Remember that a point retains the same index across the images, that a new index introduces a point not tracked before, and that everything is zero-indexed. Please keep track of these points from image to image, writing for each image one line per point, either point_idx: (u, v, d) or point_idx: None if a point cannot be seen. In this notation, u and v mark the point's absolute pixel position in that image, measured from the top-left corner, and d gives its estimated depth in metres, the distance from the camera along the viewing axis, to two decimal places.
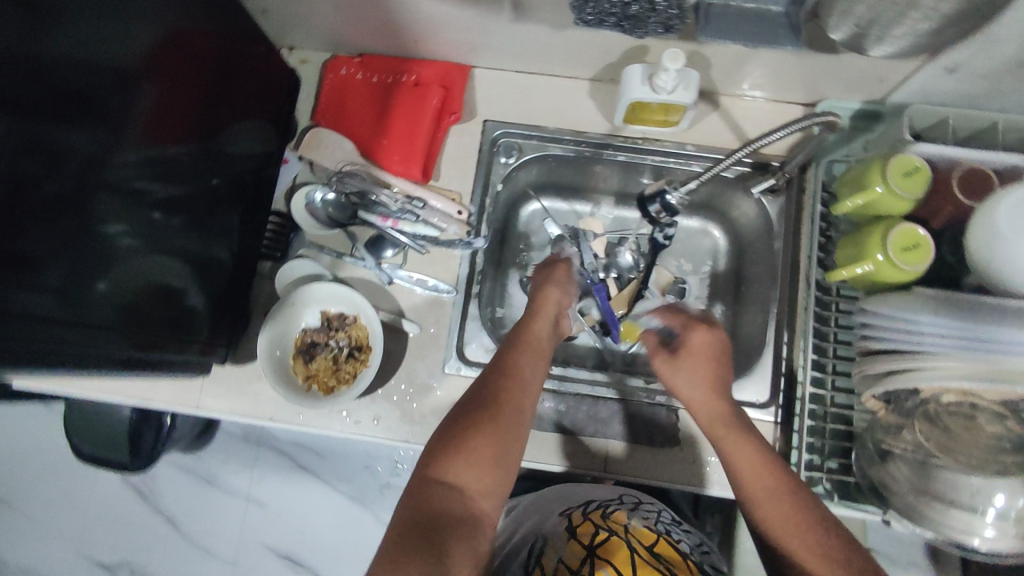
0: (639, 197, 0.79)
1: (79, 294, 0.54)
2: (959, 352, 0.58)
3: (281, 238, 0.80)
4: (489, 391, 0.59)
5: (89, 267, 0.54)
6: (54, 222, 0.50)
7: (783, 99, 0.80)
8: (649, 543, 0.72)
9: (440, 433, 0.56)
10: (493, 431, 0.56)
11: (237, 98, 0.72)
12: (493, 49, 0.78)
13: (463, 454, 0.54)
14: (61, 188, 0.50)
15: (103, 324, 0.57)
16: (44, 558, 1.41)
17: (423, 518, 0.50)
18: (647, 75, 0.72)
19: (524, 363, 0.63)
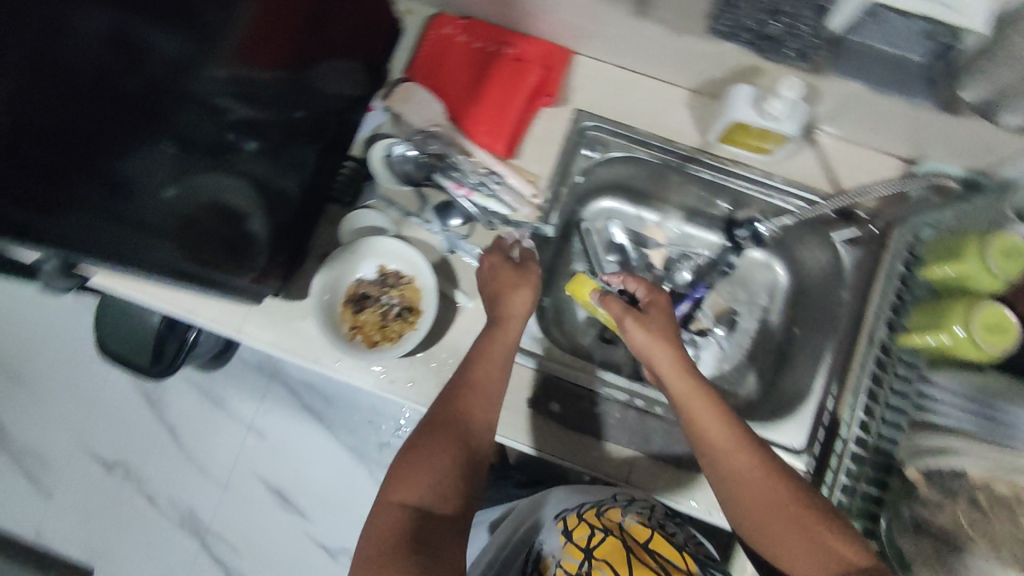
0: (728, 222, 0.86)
1: (146, 198, 0.53)
2: (981, 439, 0.61)
3: (355, 184, 0.79)
4: (449, 406, 0.62)
5: (159, 174, 0.53)
6: (126, 123, 0.48)
7: (882, 150, 0.78)
8: (643, 539, 0.72)
9: (402, 460, 0.59)
10: (455, 447, 0.59)
11: (336, 33, 0.70)
12: (602, 40, 0.76)
13: (426, 473, 0.57)
14: (136, 88, 0.48)
15: (155, 230, 0.55)
16: (44, 440, 1.43)
17: (398, 537, 0.52)
18: (755, 99, 0.70)
19: (478, 363, 0.65)
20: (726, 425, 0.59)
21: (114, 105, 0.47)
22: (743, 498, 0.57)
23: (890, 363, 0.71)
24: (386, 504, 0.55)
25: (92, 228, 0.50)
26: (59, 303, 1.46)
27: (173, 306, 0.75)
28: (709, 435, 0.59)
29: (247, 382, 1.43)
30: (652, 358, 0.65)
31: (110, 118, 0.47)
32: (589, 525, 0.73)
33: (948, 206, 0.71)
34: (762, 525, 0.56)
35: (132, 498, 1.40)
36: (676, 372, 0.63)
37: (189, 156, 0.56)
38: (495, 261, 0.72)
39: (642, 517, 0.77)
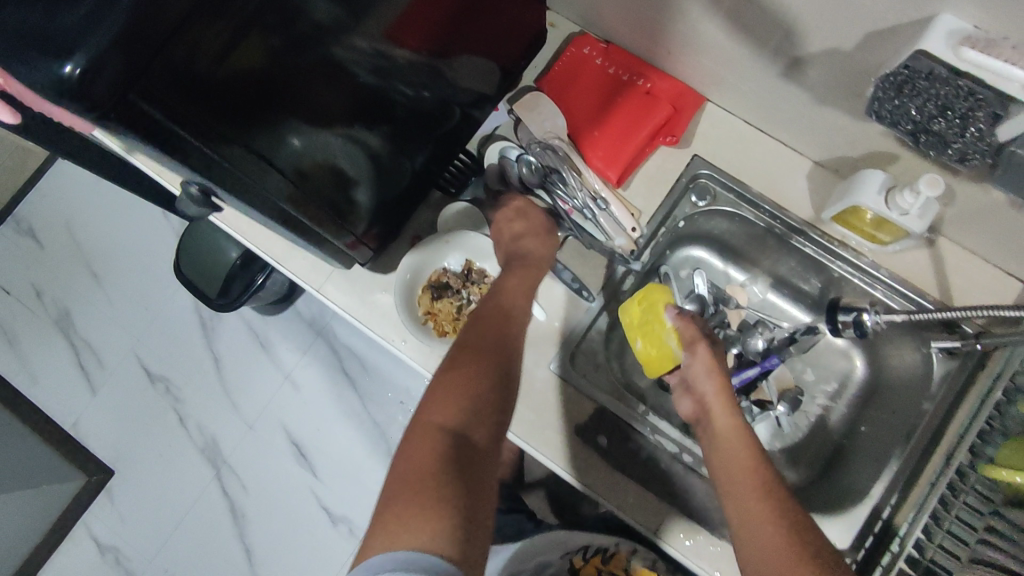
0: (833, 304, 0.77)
1: (274, 145, 0.54)
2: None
3: (462, 176, 0.82)
4: (473, 340, 0.64)
5: (286, 125, 0.54)
6: (268, 76, 0.49)
7: (1004, 269, 0.74)
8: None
9: (432, 392, 0.59)
10: (480, 377, 0.60)
11: (483, 33, 0.72)
12: (737, 92, 0.75)
13: (457, 399, 0.58)
14: (284, 45, 0.48)
15: (279, 175, 0.57)
16: (101, 339, 1.51)
17: (437, 455, 0.53)
18: (886, 186, 0.67)
19: (502, 304, 0.69)
20: (743, 447, 0.64)
21: (262, 55, 0.47)
22: (745, 516, 0.59)
23: (961, 490, 0.65)
24: (422, 428, 0.56)
25: (229, 164, 0.51)
26: (149, 217, 1.55)
27: (265, 250, 0.81)
28: (727, 459, 0.64)
29: (296, 334, 1.47)
30: (703, 385, 0.70)
31: (255, 68, 0.47)
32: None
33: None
34: (755, 538, 0.57)
35: (164, 415, 1.46)
36: (721, 402, 0.68)
37: (311, 115, 0.56)
38: (514, 214, 0.77)
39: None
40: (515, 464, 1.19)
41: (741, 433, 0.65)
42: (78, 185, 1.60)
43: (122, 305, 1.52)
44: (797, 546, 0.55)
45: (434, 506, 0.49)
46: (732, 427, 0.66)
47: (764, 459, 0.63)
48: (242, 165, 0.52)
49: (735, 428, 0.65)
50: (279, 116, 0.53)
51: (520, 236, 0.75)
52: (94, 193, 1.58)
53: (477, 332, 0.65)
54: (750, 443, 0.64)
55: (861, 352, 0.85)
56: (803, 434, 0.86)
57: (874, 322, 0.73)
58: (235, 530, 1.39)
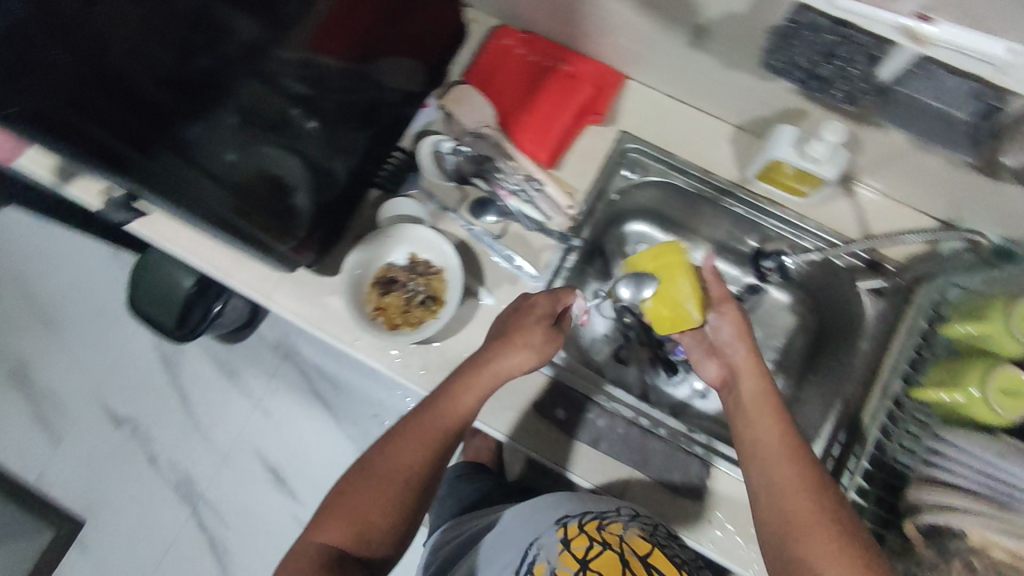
0: (755, 252, 0.85)
1: (210, 156, 0.58)
2: (987, 498, 0.59)
3: (399, 174, 0.82)
4: (391, 453, 0.63)
5: (224, 138, 0.58)
6: (200, 93, 0.54)
7: (918, 209, 0.78)
8: (642, 552, 0.59)
9: (341, 491, 0.62)
10: (380, 495, 0.60)
11: (406, 33, 0.74)
12: (654, 66, 0.79)
13: (349, 517, 0.59)
14: (213, 62, 0.53)
15: (224, 185, 0.61)
16: (61, 386, 1.47)
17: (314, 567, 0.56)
18: (798, 139, 0.71)
19: (436, 415, 0.64)
20: (780, 421, 0.63)
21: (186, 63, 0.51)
22: (784, 490, 0.58)
23: (902, 419, 0.69)
24: (308, 541, 0.59)
25: (155, 167, 0.54)
26: (100, 258, 1.53)
27: (211, 265, 0.80)
28: (759, 430, 0.63)
29: (261, 359, 1.46)
30: (735, 351, 0.70)
31: (189, 82, 0.52)
32: (589, 537, 0.61)
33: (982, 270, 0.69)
34: (791, 514, 0.56)
35: (133, 456, 1.43)
36: (750, 368, 0.67)
37: (252, 127, 0.61)
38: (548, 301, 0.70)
39: (644, 529, 0.63)
40: (492, 460, 1.19)
41: (769, 395, 0.65)
42: (25, 233, 1.57)
43: (79, 349, 1.49)
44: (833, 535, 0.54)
45: None
46: (764, 398, 0.65)
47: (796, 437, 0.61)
48: (172, 169, 0.56)
49: (762, 389, 0.65)
50: (217, 126, 0.57)
51: (506, 336, 0.68)
52: (41, 240, 1.55)
53: (406, 424, 0.65)
54: (783, 417, 0.63)
55: (803, 305, 0.89)
56: None
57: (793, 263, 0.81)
58: (217, 565, 1.36)
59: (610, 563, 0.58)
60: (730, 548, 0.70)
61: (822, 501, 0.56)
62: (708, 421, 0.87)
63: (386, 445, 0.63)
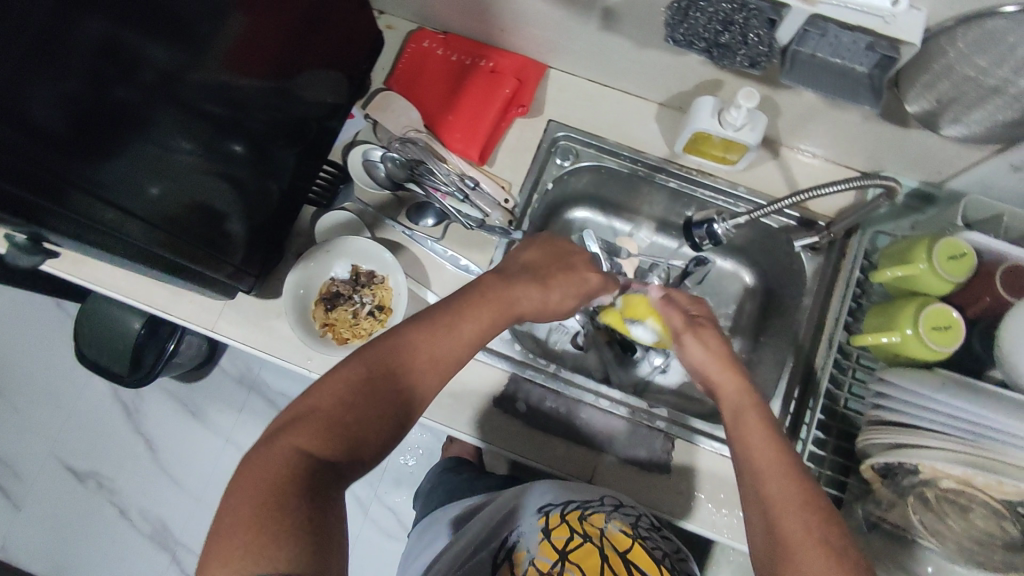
0: (685, 221, 0.75)
1: (133, 190, 0.55)
2: (961, 441, 0.58)
3: (331, 188, 0.83)
4: (397, 357, 0.53)
5: (146, 171, 0.56)
6: (119, 127, 0.51)
7: (841, 163, 0.81)
8: (622, 547, 0.58)
9: (322, 392, 0.50)
10: (375, 405, 0.50)
11: (323, 45, 0.73)
12: (573, 53, 0.80)
13: (333, 423, 0.48)
14: (129, 94, 0.51)
15: (149, 220, 0.58)
16: (16, 450, 1.41)
17: (287, 479, 0.44)
18: (718, 109, 0.72)
19: (455, 330, 0.57)
20: (773, 439, 0.55)
21: (97, 98, 0.49)
22: (779, 512, 0.50)
23: (849, 367, 0.72)
24: (276, 444, 0.46)
25: (72, 212, 0.51)
26: (43, 312, 1.47)
27: (148, 301, 0.79)
28: (751, 445, 0.55)
29: (224, 395, 1.40)
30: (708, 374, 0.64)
31: (106, 116, 0.50)
32: (570, 527, 0.59)
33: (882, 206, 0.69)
34: (783, 534, 0.49)
35: (103, 510, 1.38)
36: (726, 373, 0.62)
37: (181, 156, 0.59)
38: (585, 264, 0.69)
39: (626, 524, 0.62)
40: None
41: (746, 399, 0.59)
42: None
43: (31, 409, 1.42)
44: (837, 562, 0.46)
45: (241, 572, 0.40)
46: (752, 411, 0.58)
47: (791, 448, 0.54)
48: (88, 210, 0.52)
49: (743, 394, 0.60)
50: (139, 160, 0.54)
51: (539, 270, 0.66)
52: None
53: (414, 330, 0.55)
54: (776, 433, 0.56)
55: (748, 270, 0.91)
56: None
57: (724, 230, 0.72)
58: None
59: (590, 556, 0.56)
60: (703, 515, 0.72)
61: (822, 523, 0.48)
62: (671, 395, 0.89)
63: (393, 350, 0.53)
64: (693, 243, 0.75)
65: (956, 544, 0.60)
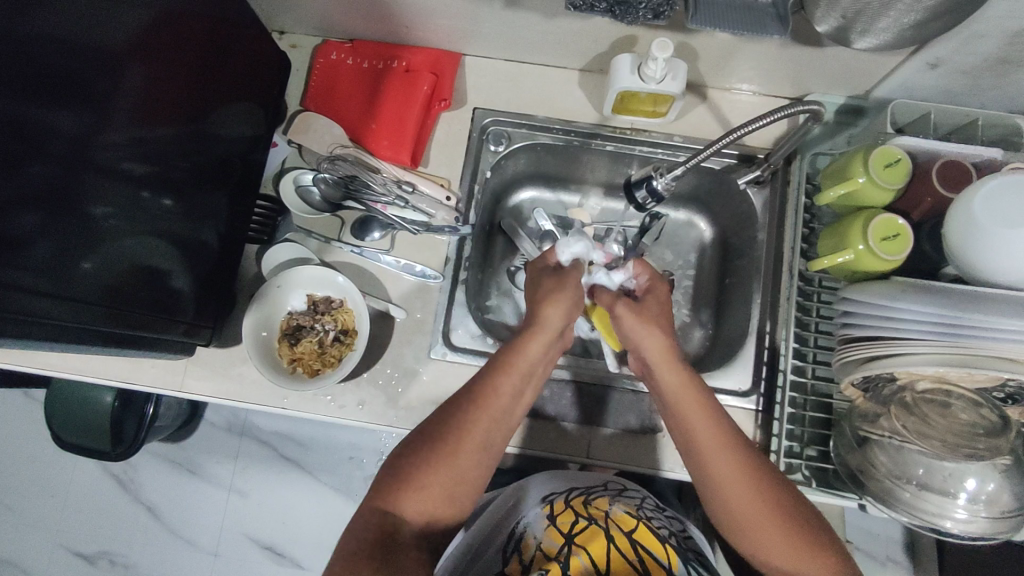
0: (626, 184, 0.74)
1: (63, 270, 0.53)
2: (940, 337, 0.58)
3: (269, 223, 0.80)
4: (454, 424, 0.55)
5: (77, 245, 0.53)
6: (43, 207, 0.50)
7: (769, 93, 0.81)
8: (626, 528, 0.60)
9: (405, 463, 0.54)
10: (450, 477, 0.54)
11: (229, 79, 0.70)
12: (483, 37, 0.78)
13: (410, 493, 0.53)
14: (42, 169, 0.49)
15: (86, 300, 0.56)
16: (19, 545, 1.37)
17: (368, 555, 0.51)
18: (636, 65, 0.72)
19: (503, 421, 0.58)
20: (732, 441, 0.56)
21: (12, 180, 0.46)
22: (757, 524, 0.54)
23: (813, 292, 0.73)
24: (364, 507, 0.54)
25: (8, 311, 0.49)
26: (13, 403, 1.42)
27: (109, 375, 0.77)
28: (693, 429, 0.57)
29: (217, 446, 1.38)
30: (640, 347, 0.63)
31: (22, 198, 0.47)
32: (575, 512, 0.62)
33: (818, 128, 0.67)
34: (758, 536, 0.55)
35: None
36: (665, 357, 0.61)
37: (107, 223, 0.56)
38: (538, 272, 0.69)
39: (631, 507, 0.66)
40: None
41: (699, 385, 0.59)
42: None
43: (23, 503, 1.38)
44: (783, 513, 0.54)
45: None
46: (686, 380, 0.59)
47: (743, 440, 0.57)
48: (20, 307, 0.50)
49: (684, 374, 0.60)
50: (61, 241, 0.52)
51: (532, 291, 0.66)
52: None
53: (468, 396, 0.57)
54: (704, 393, 0.59)
55: (702, 216, 0.91)
56: (689, 308, 0.90)
57: (664, 185, 0.70)
58: None
59: (596, 539, 0.58)
60: None
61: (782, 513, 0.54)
62: None
63: (445, 417, 0.56)
64: (636, 204, 0.74)
65: (942, 440, 0.60)
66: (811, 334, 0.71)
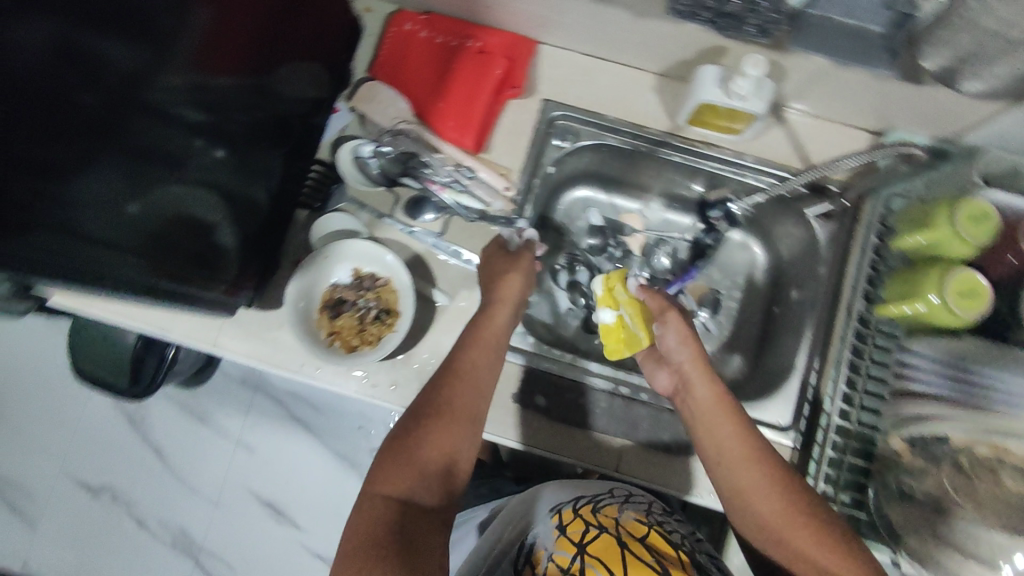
0: (702, 202, 0.85)
1: (107, 209, 0.51)
2: (961, 404, 0.61)
3: (322, 189, 0.78)
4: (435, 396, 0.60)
5: (121, 184, 0.52)
6: (94, 141, 0.48)
7: (849, 123, 0.78)
8: (637, 534, 0.60)
9: (399, 443, 0.58)
10: (440, 454, 0.58)
11: (295, 36, 0.68)
12: (565, 27, 0.75)
13: (408, 470, 0.56)
14: (96, 102, 0.47)
15: (125, 244, 0.54)
16: (26, 468, 1.39)
17: (382, 534, 0.52)
18: (722, 78, 0.69)
19: (480, 393, 0.62)
20: (741, 441, 0.59)
21: (66, 112, 0.45)
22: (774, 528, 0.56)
23: (869, 335, 0.72)
24: (368, 495, 0.55)
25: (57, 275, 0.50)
26: (35, 329, 1.43)
27: (141, 321, 0.75)
28: (717, 438, 0.60)
29: (229, 398, 1.38)
30: (682, 354, 0.65)
31: (73, 128, 0.46)
32: (585, 520, 0.61)
33: (911, 178, 0.69)
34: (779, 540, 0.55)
35: (121, 523, 1.36)
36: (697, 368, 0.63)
37: (151, 167, 0.54)
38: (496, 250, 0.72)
39: (640, 513, 0.65)
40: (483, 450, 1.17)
41: (719, 393, 0.62)
42: None
43: (36, 428, 1.40)
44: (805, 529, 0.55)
45: None
46: (718, 399, 0.61)
47: (754, 435, 0.60)
48: (55, 244, 0.49)
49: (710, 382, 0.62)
50: (107, 179, 0.50)
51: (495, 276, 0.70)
52: None
53: (446, 380, 0.61)
54: (726, 398, 0.61)
55: (757, 239, 0.88)
56: (731, 330, 0.88)
57: (740, 210, 0.82)
58: None
59: (608, 545, 0.58)
60: None
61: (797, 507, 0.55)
62: None
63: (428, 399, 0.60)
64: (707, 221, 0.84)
65: (998, 512, 0.57)
66: (861, 377, 0.71)
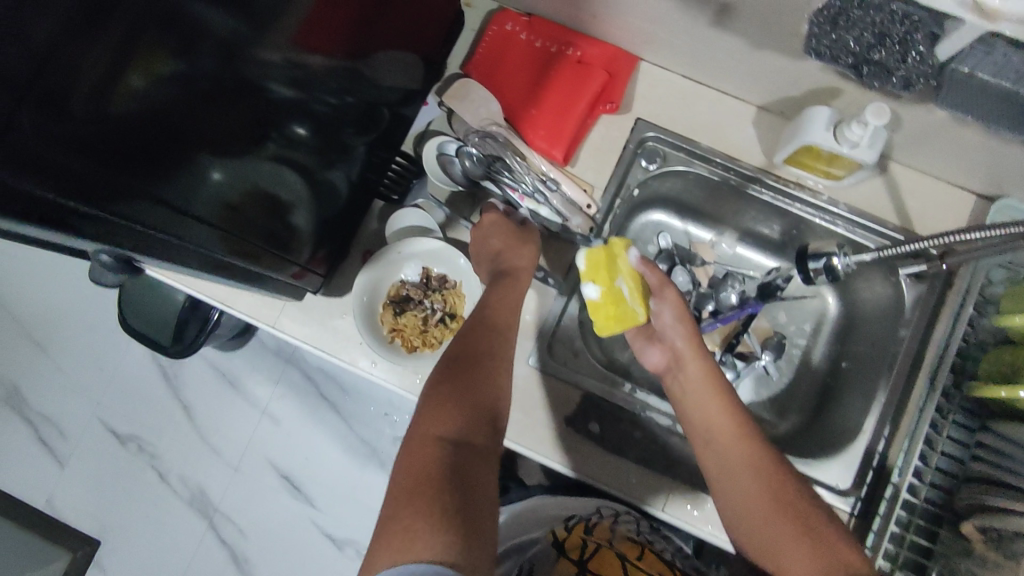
0: (799, 251, 0.73)
1: (192, 179, 0.48)
2: None
3: (403, 180, 0.78)
4: (470, 345, 0.61)
5: (209, 153, 0.48)
6: (189, 111, 0.45)
7: (955, 183, 0.74)
8: (634, 555, 0.71)
9: (440, 392, 0.57)
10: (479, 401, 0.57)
11: (394, 23, 0.65)
12: (672, 48, 0.73)
13: (454, 413, 0.55)
14: (194, 70, 0.44)
15: (207, 217, 0.51)
16: (60, 407, 1.41)
17: (435, 470, 0.49)
18: (835, 122, 0.66)
19: (507, 346, 0.64)
20: (732, 416, 0.63)
21: (165, 81, 0.42)
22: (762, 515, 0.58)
23: (949, 411, 0.68)
24: (420, 437, 0.53)
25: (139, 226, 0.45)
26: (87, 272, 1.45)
27: (207, 292, 0.75)
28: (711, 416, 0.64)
29: (263, 366, 1.39)
30: (676, 336, 0.69)
31: (171, 94, 0.43)
32: (580, 542, 0.72)
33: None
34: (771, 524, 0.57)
35: (143, 473, 1.38)
36: (691, 346, 0.68)
37: (238, 142, 0.51)
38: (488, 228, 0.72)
39: (630, 535, 0.76)
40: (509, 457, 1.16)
41: (712, 371, 0.66)
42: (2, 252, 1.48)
43: (75, 369, 1.42)
44: (794, 509, 0.57)
45: (429, 521, 0.45)
46: (709, 375, 0.66)
47: (741, 409, 0.64)
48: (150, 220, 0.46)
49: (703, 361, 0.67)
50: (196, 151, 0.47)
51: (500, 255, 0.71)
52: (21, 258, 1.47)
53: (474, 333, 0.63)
54: (719, 378, 0.66)
55: (833, 289, 0.84)
56: (791, 379, 0.85)
57: (844, 266, 0.68)
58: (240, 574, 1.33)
59: (606, 562, 0.68)
60: None
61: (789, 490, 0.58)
62: None
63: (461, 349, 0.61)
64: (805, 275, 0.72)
65: None
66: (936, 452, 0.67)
